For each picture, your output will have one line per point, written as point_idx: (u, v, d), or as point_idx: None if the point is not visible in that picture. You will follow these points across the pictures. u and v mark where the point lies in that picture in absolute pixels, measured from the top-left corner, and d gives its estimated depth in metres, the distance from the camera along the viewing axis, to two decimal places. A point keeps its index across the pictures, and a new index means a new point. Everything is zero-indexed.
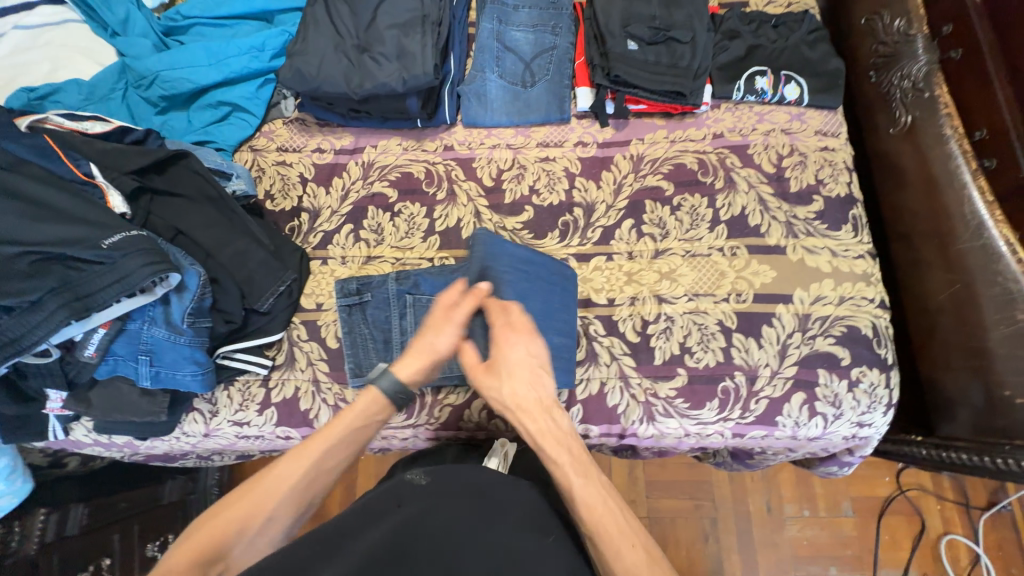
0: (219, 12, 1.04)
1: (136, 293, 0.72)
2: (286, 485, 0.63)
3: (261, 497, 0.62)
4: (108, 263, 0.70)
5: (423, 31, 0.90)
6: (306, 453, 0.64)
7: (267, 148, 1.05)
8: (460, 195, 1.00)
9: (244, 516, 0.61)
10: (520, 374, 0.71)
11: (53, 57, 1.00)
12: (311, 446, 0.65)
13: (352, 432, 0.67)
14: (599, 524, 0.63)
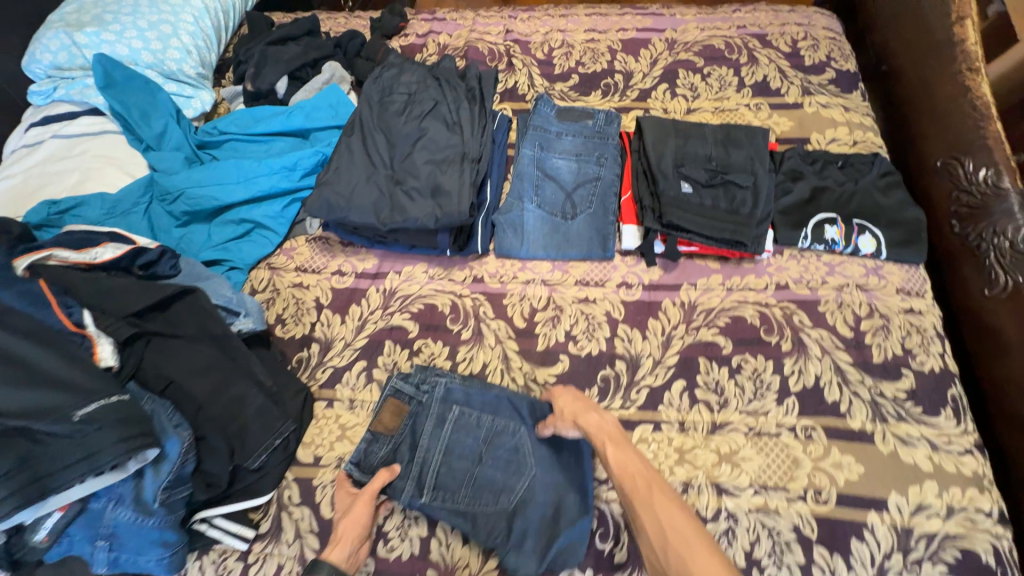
0: (256, 129, 1.02)
1: (104, 471, 0.62)
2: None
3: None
4: (76, 436, 0.60)
5: (462, 168, 0.84)
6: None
7: (285, 267, 0.98)
8: (487, 335, 0.89)
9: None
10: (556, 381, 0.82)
11: (84, 168, 0.98)
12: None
13: None
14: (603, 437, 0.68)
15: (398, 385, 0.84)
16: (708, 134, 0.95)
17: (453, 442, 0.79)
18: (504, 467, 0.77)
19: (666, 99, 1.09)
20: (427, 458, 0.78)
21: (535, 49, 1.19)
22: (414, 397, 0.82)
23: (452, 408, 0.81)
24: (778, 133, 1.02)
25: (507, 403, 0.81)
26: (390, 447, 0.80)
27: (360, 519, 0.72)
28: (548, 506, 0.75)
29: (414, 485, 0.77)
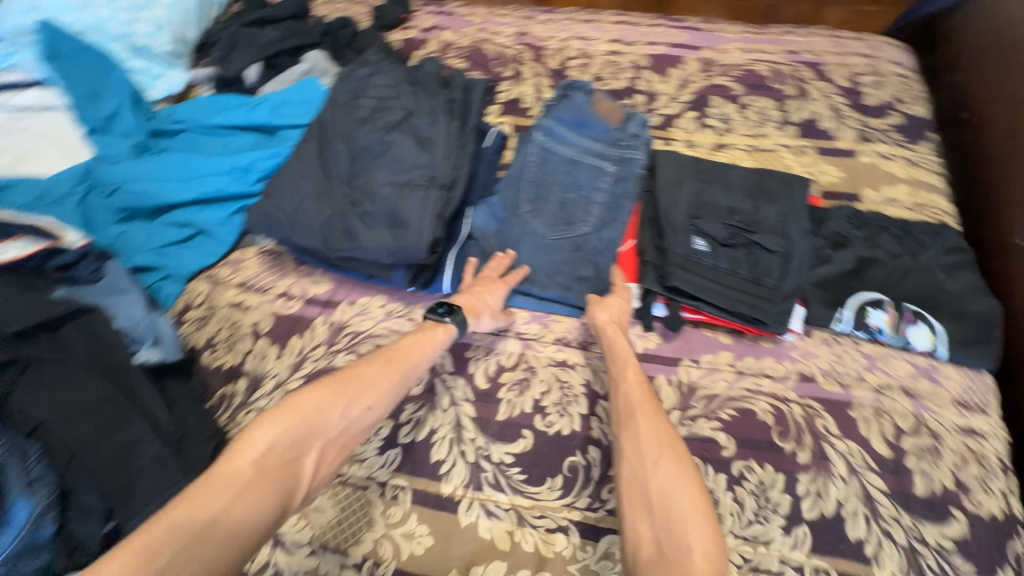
0: (215, 121, 0.90)
1: None
2: (379, 382, 0.65)
3: (315, 415, 0.59)
4: None
5: (427, 194, 0.69)
6: (373, 390, 0.64)
7: (227, 281, 0.86)
8: (442, 393, 0.75)
9: (343, 405, 0.61)
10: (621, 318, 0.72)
11: (22, 148, 0.88)
12: (389, 356, 0.67)
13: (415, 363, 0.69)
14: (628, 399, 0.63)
15: (630, 139, 0.83)
16: (735, 181, 0.79)
17: (576, 164, 0.83)
18: (578, 191, 0.82)
19: (692, 129, 0.93)
20: (568, 140, 0.83)
21: (548, 57, 1.05)
22: (628, 125, 0.84)
23: (613, 164, 0.82)
24: (822, 183, 0.85)
25: (617, 212, 0.80)
26: (557, 181, 0.82)
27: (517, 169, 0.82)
28: (538, 173, 0.82)
29: (553, 137, 0.84)
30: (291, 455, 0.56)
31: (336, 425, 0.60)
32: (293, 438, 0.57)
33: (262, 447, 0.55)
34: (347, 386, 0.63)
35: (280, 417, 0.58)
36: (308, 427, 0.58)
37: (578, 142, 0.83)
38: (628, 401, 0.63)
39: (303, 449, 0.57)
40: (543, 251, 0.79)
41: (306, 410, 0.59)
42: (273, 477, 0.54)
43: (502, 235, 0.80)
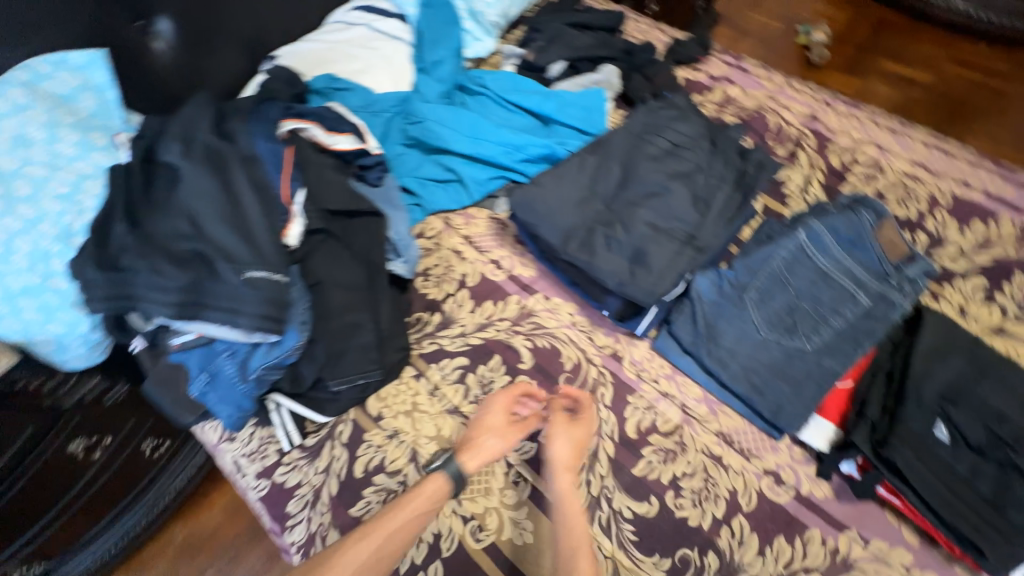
0: (511, 96, 1.02)
1: (234, 328, 0.68)
2: (376, 541, 0.67)
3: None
4: (236, 289, 0.67)
5: (680, 249, 0.73)
6: (366, 546, 0.66)
7: (457, 228, 0.98)
8: (591, 419, 0.79)
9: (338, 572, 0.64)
10: (564, 442, 0.74)
11: (367, 61, 1.09)
12: (376, 527, 0.67)
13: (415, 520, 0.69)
14: (570, 545, 0.67)
15: (900, 285, 0.76)
16: (1017, 387, 0.68)
17: (825, 281, 0.78)
18: (815, 305, 0.77)
19: (973, 297, 0.80)
20: (829, 253, 0.79)
21: (833, 153, 0.99)
22: (905, 269, 0.77)
23: (867, 299, 0.76)
24: None
25: (850, 348, 0.74)
26: (799, 287, 0.78)
27: (764, 256, 0.80)
28: (780, 271, 0.79)
29: (816, 243, 0.80)
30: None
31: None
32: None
33: None
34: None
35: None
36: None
37: (839, 260, 0.78)
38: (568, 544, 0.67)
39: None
40: (749, 341, 0.77)
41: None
42: None
43: (717, 308, 0.79)
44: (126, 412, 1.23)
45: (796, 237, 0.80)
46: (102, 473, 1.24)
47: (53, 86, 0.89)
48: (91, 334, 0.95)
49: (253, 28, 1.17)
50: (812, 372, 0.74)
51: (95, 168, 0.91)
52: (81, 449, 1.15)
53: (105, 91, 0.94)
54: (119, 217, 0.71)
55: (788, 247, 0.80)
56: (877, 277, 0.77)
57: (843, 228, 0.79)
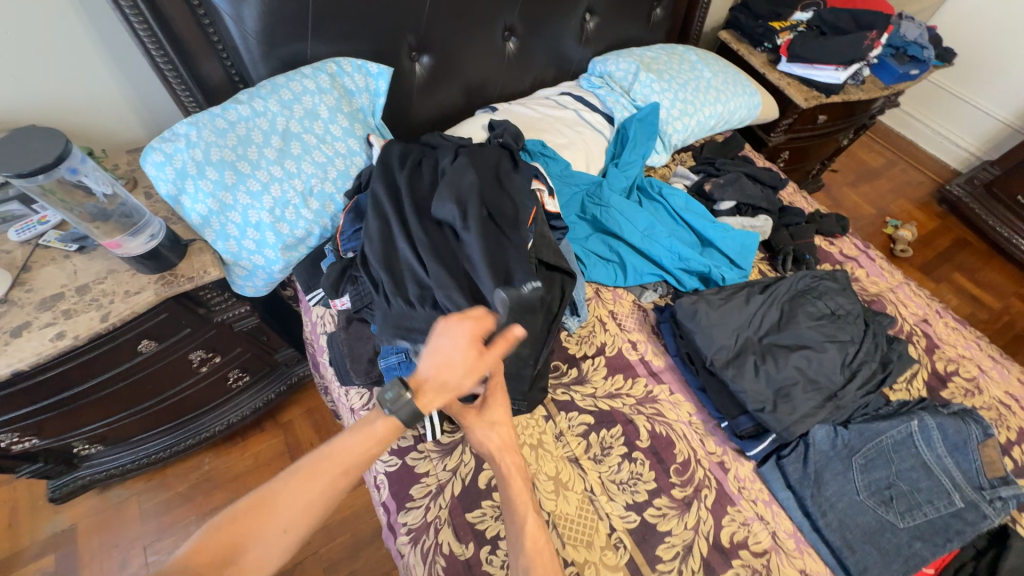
0: (682, 212, 1.20)
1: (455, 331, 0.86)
2: (312, 490, 0.56)
3: (246, 543, 0.52)
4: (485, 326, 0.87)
5: (819, 400, 0.87)
6: (299, 492, 0.55)
7: (606, 302, 1.13)
8: (692, 514, 0.87)
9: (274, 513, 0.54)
10: (498, 415, 0.77)
11: (572, 140, 1.30)
12: (323, 465, 0.57)
13: (364, 459, 0.60)
14: (510, 491, 0.72)
15: (991, 499, 0.85)
16: None
17: (926, 471, 0.88)
18: (913, 489, 0.87)
19: None
20: (934, 448, 0.90)
21: (939, 358, 1.11)
22: (999, 487, 0.85)
23: (961, 501, 0.85)
24: None
25: (941, 541, 0.82)
26: (901, 467, 0.89)
27: (876, 430, 0.91)
28: (888, 448, 0.90)
29: (923, 434, 0.91)
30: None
31: (250, 545, 0.52)
32: (216, 558, 0.50)
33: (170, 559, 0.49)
34: (265, 515, 0.53)
35: (233, 537, 0.52)
36: (225, 547, 0.51)
37: (939, 457, 0.89)
38: (509, 498, 0.72)
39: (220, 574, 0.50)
40: (848, 500, 0.86)
41: (224, 540, 0.51)
42: None
43: (826, 460, 0.90)
44: (240, 340, 1.32)
45: (905, 423, 0.92)
46: (194, 385, 1.31)
47: (348, 82, 1.11)
48: (278, 272, 1.09)
49: (480, 77, 1.39)
50: (904, 550, 0.82)
51: (347, 149, 1.10)
52: (198, 359, 1.23)
53: (378, 97, 1.16)
54: (404, 245, 0.90)
55: (897, 430, 0.91)
56: (974, 487, 0.86)
57: (947, 432, 0.91)
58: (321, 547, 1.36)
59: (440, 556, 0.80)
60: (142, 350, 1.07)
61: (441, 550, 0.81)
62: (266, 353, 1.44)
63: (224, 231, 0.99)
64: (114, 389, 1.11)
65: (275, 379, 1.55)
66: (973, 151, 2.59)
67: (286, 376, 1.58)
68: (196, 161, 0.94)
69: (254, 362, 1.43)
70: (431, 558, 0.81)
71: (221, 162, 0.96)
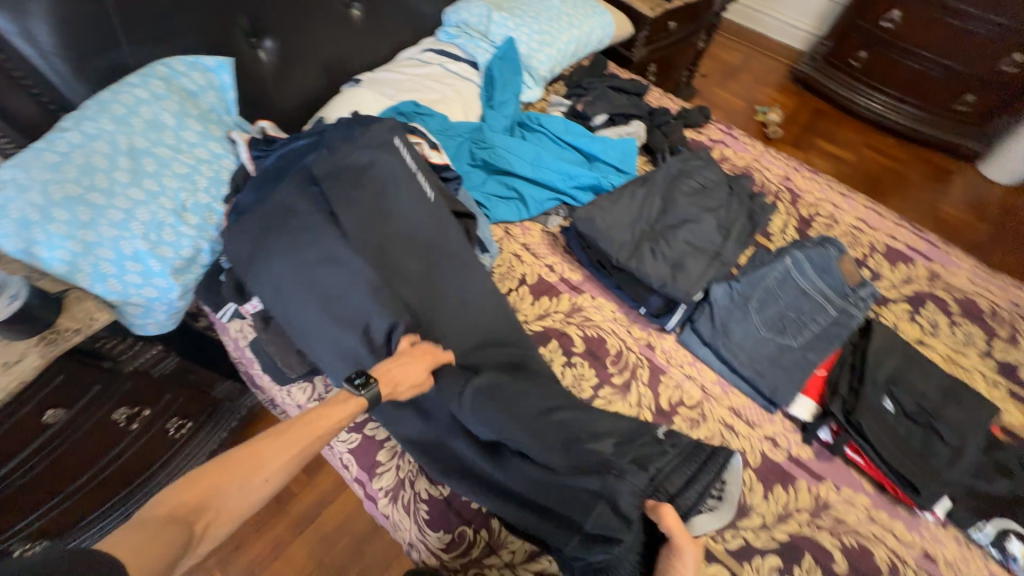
0: (564, 136, 1.27)
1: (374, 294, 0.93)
2: (291, 449, 0.64)
3: (219, 492, 0.58)
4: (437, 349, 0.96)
5: (708, 262, 0.99)
6: (277, 450, 0.63)
7: (517, 237, 1.18)
8: (632, 393, 0.98)
9: (256, 466, 0.60)
10: (686, 566, 0.70)
11: (445, 94, 1.31)
12: (306, 422, 0.67)
13: (336, 424, 0.69)
14: None
15: (854, 301, 1.03)
16: (934, 376, 0.95)
17: (806, 295, 1.04)
18: (799, 313, 1.02)
19: (904, 317, 1.09)
20: (808, 274, 1.05)
21: (803, 206, 1.29)
22: (858, 290, 1.04)
23: (834, 310, 1.02)
24: (1005, 419, 0.97)
25: (825, 346, 0.99)
26: (787, 299, 1.04)
27: (761, 274, 1.05)
28: (774, 286, 1.05)
29: (797, 265, 1.06)
30: (192, 514, 0.55)
31: (235, 488, 0.58)
32: (202, 498, 0.57)
33: (154, 503, 0.54)
34: (233, 469, 0.59)
35: (221, 481, 0.58)
36: (211, 492, 0.57)
37: (814, 280, 1.05)
38: None
39: (200, 515, 0.56)
40: (753, 339, 1.00)
41: (199, 493, 0.57)
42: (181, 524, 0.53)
43: (729, 311, 1.02)
44: (165, 386, 1.25)
45: (783, 261, 1.07)
46: (131, 448, 1.20)
47: (186, 83, 1.03)
48: (178, 300, 1.03)
49: (336, 52, 1.34)
50: (800, 361, 0.97)
51: (210, 154, 1.05)
52: (122, 418, 1.14)
53: (227, 92, 1.10)
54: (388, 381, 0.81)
55: (779, 269, 1.06)
56: (841, 295, 1.04)
57: (815, 258, 1.07)
58: (322, 556, 1.36)
59: (420, 502, 0.85)
60: (49, 423, 0.97)
61: (420, 497, 0.86)
62: (200, 392, 1.38)
63: (99, 271, 0.90)
64: (35, 476, 0.98)
65: (219, 415, 1.48)
66: (809, 31, 2.90)
67: (231, 412, 1.53)
68: (37, 206, 0.84)
69: (191, 405, 1.36)
70: (413, 507, 0.85)
71: (67, 200, 0.86)
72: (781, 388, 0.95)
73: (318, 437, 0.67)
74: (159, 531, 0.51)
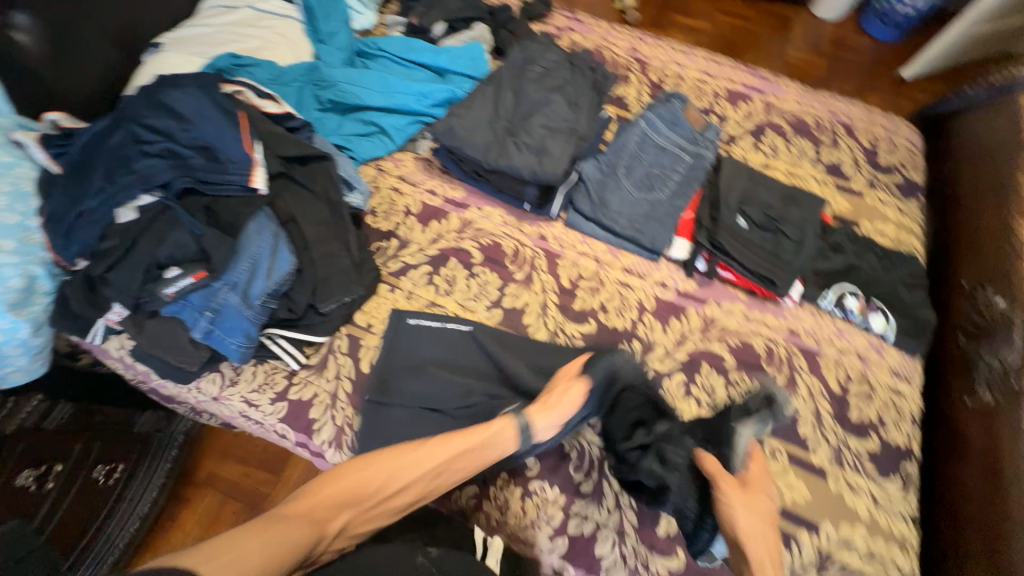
0: (407, 55, 1.21)
1: (252, 259, 0.83)
2: (428, 464, 0.79)
3: (370, 490, 0.75)
4: (328, 315, 0.93)
5: (569, 140, 1.03)
6: (416, 463, 0.78)
7: (390, 172, 1.15)
8: (535, 283, 1.04)
9: (388, 473, 0.77)
10: (750, 509, 0.78)
11: (265, 38, 1.19)
12: (455, 442, 0.80)
13: (494, 450, 0.82)
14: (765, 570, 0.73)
15: (704, 144, 1.13)
16: (775, 188, 1.09)
17: (664, 150, 1.12)
18: (662, 169, 1.11)
19: (749, 150, 1.24)
20: (662, 131, 1.14)
21: (651, 72, 1.35)
22: (704, 133, 1.15)
23: (690, 156, 1.12)
24: (834, 210, 1.16)
25: (688, 190, 1.09)
26: (649, 159, 1.12)
27: (621, 143, 1.13)
28: (635, 150, 1.12)
29: (651, 125, 1.14)
30: (332, 512, 0.71)
31: (374, 497, 0.75)
32: (340, 500, 0.72)
33: (312, 496, 0.72)
34: (365, 464, 0.77)
35: (358, 487, 0.74)
36: (352, 495, 0.74)
37: (668, 135, 1.13)
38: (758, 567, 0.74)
39: (341, 513, 0.71)
40: (628, 202, 1.08)
41: (349, 489, 0.74)
42: (323, 515, 0.70)
43: (602, 184, 1.09)
44: (70, 437, 1.09)
45: (637, 125, 1.14)
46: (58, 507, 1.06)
47: None
48: (32, 339, 0.85)
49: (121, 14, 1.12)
50: (670, 210, 1.07)
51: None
52: (30, 482, 1.01)
53: None
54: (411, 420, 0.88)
55: (637, 134, 1.14)
56: (692, 141, 1.13)
57: (664, 115, 1.15)
58: None
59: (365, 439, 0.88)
60: None
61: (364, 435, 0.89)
62: (120, 433, 1.20)
63: None
64: None
65: (156, 450, 1.27)
66: None
67: (169, 443, 1.30)
68: None
69: (115, 447, 1.18)
70: (359, 446, 0.88)
71: None
72: (659, 237, 1.05)
73: (464, 466, 0.81)
74: (300, 521, 0.67)
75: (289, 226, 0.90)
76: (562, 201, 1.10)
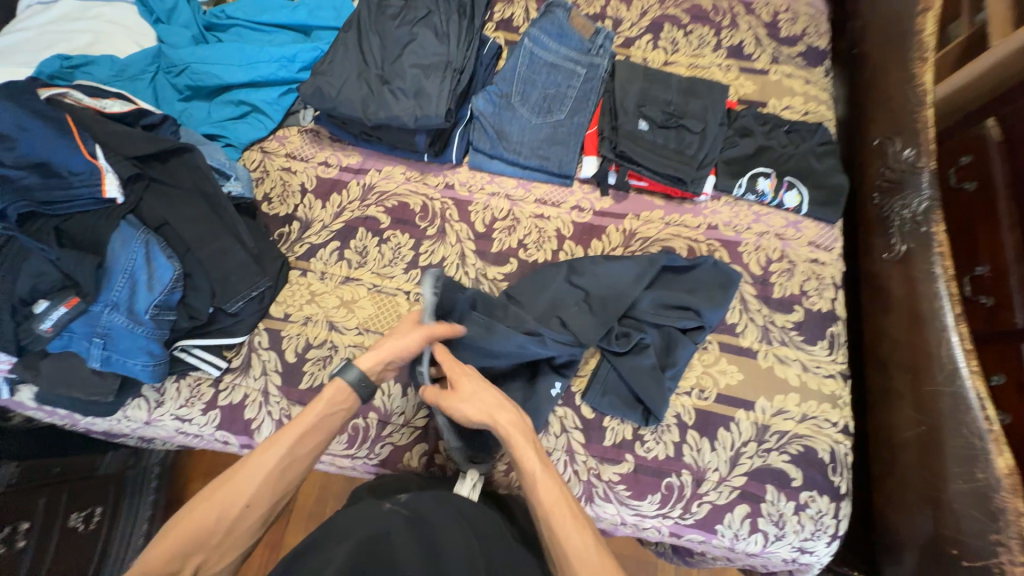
0: (261, 18, 1.10)
1: (127, 271, 0.79)
2: (263, 466, 0.66)
3: (215, 522, 0.63)
4: (239, 313, 0.89)
5: (444, 75, 0.97)
6: (256, 464, 0.66)
7: (276, 152, 1.07)
8: (450, 234, 1.00)
9: (224, 504, 0.64)
10: (470, 406, 0.71)
11: (97, 31, 1.07)
12: (288, 430, 0.69)
13: (331, 427, 0.72)
14: (551, 514, 0.64)
15: (597, 50, 1.06)
16: (673, 83, 1.05)
17: (556, 66, 1.05)
18: (557, 87, 1.04)
19: (648, 49, 1.18)
20: (550, 46, 1.06)
21: None
22: (595, 39, 1.06)
23: (583, 67, 1.05)
24: (741, 94, 1.13)
25: (587, 106, 1.04)
26: (541, 79, 1.05)
27: (510, 67, 1.05)
28: (525, 72, 1.05)
29: (537, 41, 1.06)
30: (174, 564, 0.60)
31: (222, 529, 0.63)
32: (180, 548, 0.61)
33: (154, 556, 0.61)
34: (207, 502, 0.64)
35: (190, 527, 0.62)
36: (194, 534, 0.62)
37: (557, 48, 1.06)
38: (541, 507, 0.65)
39: (193, 553, 0.61)
40: (528, 130, 1.03)
41: (192, 523, 0.62)
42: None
43: (497, 117, 1.03)
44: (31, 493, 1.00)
45: (524, 44, 1.06)
46: (38, 563, 1.01)
47: None
48: None
49: None
50: (572, 130, 1.03)
51: None
52: None
53: None
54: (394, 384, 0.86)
55: (524, 54, 1.06)
56: (584, 50, 1.06)
57: (550, 27, 1.07)
58: None
59: None
60: None
61: None
62: (88, 479, 1.12)
63: None
64: None
65: (134, 488, 1.21)
66: None
67: (143, 480, 1.24)
68: None
69: (85, 493, 1.11)
70: None
71: None
72: (565, 159, 1.02)
73: (313, 441, 0.70)
74: None
75: (163, 231, 0.84)
76: (461, 145, 1.04)
